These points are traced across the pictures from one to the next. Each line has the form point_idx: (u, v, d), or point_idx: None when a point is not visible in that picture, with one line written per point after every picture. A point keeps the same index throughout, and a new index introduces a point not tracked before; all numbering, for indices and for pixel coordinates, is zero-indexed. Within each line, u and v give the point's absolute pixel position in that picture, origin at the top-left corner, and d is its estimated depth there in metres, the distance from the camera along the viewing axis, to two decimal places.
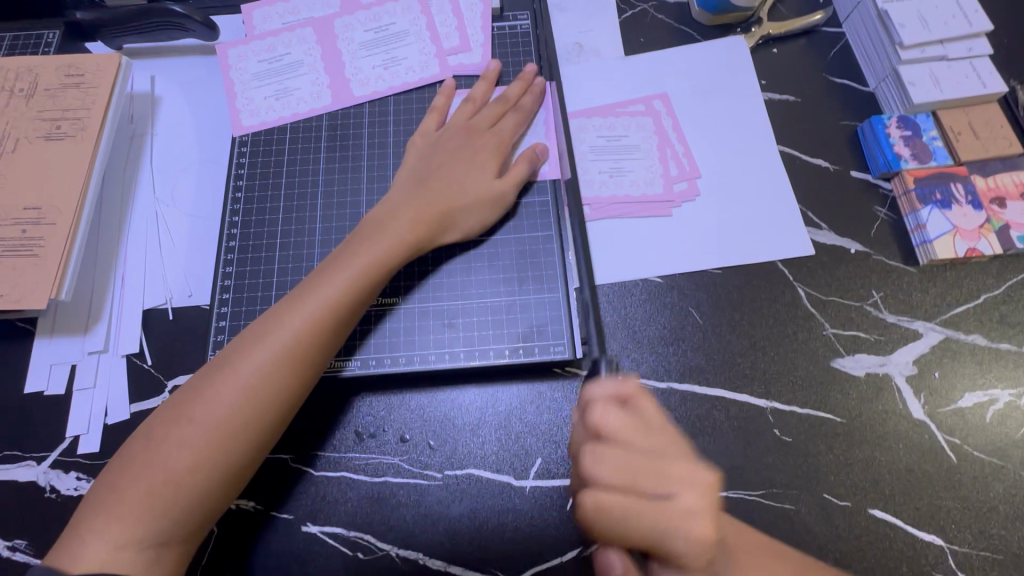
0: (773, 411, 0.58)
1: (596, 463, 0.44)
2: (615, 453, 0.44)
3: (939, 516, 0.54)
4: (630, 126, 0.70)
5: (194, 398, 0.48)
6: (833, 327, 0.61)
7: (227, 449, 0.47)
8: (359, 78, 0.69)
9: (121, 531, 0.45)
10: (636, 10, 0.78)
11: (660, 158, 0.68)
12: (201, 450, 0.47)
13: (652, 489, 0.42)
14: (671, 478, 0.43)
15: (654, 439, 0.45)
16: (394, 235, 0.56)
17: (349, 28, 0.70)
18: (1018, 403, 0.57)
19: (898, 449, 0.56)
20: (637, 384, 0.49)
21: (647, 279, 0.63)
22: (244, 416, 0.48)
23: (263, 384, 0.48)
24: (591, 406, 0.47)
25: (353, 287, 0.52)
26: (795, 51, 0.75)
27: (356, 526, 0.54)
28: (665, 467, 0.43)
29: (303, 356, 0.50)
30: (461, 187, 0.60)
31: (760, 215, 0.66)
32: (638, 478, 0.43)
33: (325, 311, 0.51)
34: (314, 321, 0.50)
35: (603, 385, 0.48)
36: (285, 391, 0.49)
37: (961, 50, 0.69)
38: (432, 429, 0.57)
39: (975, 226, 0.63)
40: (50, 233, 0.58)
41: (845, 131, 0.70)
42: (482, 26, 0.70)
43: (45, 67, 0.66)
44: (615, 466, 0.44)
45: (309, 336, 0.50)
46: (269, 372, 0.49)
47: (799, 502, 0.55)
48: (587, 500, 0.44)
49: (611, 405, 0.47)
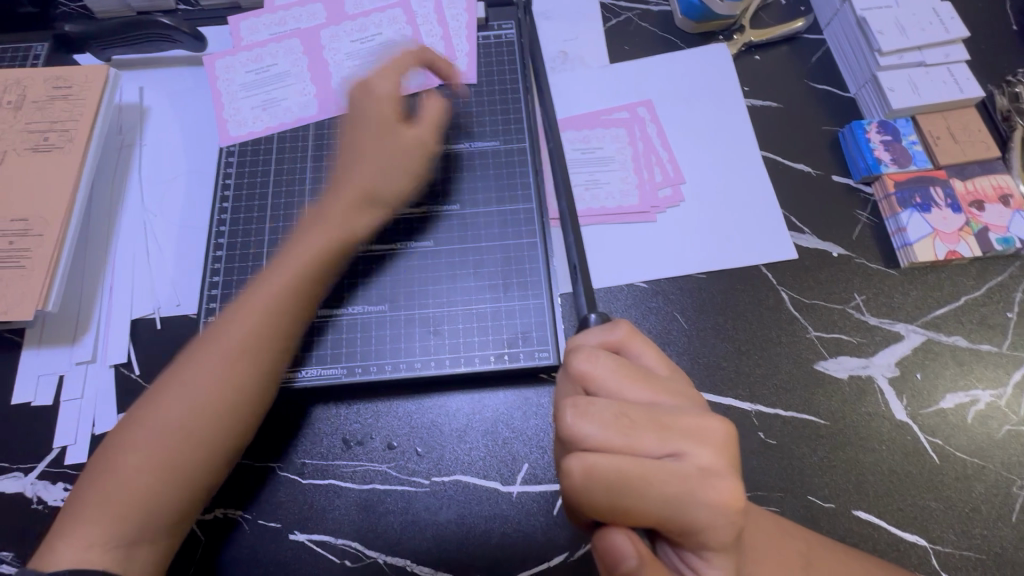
0: (758, 415, 0.58)
1: (584, 422, 0.37)
2: (606, 408, 0.38)
3: (922, 517, 0.54)
4: (604, 139, 0.70)
5: (150, 404, 0.49)
6: (816, 330, 0.62)
7: (174, 446, 0.48)
8: (346, 87, 0.69)
9: (81, 537, 0.45)
10: (620, 19, 0.79)
11: (635, 169, 0.69)
12: (151, 451, 0.48)
13: (650, 444, 0.37)
14: (672, 430, 0.37)
15: (655, 386, 0.40)
16: (326, 216, 0.58)
17: (336, 39, 0.71)
18: (998, 403, 0.58)
19: (881, 450, 0.57)
20: (629, 328, 0.43)
21: (632, 284, 0.64)
22: (193, 412, 0.49)
23: (208, 376, 0.50)
24: (578, 350, 0.41)
25: (288, 271, 0.54)
26: (777, 57, 0.76)
27: (344, 534, 0.54)
28: (666, 416, 0.38)
29: (241, 344, 0.51)
30: (375, 164, 0.60)
31: (745, 219, 0.67)
32: (633, 429, 0.37)
33: (263, 299, 0.53)
34: (252, 311, 0.52)
35: (592, 333, 0.43)
36: (229, 383, 0.50)
37: (939, 56, 0.70)
38: (418, 436, 0.58)
39: (955, 229, 0.64)
40: (37, 244, 0.58)
41: (826, 136, 0.71)
42: (467, 36, 0.71)
43: (33, 80, 0.67)
44: (607, 419, 0.37)
45: (249, 324, 0.52)
46: (213, 365, 0.50)
47: (784, 504, 0.55)
48: (574, 467, 0.37)
49: (602, 352, 0.40)
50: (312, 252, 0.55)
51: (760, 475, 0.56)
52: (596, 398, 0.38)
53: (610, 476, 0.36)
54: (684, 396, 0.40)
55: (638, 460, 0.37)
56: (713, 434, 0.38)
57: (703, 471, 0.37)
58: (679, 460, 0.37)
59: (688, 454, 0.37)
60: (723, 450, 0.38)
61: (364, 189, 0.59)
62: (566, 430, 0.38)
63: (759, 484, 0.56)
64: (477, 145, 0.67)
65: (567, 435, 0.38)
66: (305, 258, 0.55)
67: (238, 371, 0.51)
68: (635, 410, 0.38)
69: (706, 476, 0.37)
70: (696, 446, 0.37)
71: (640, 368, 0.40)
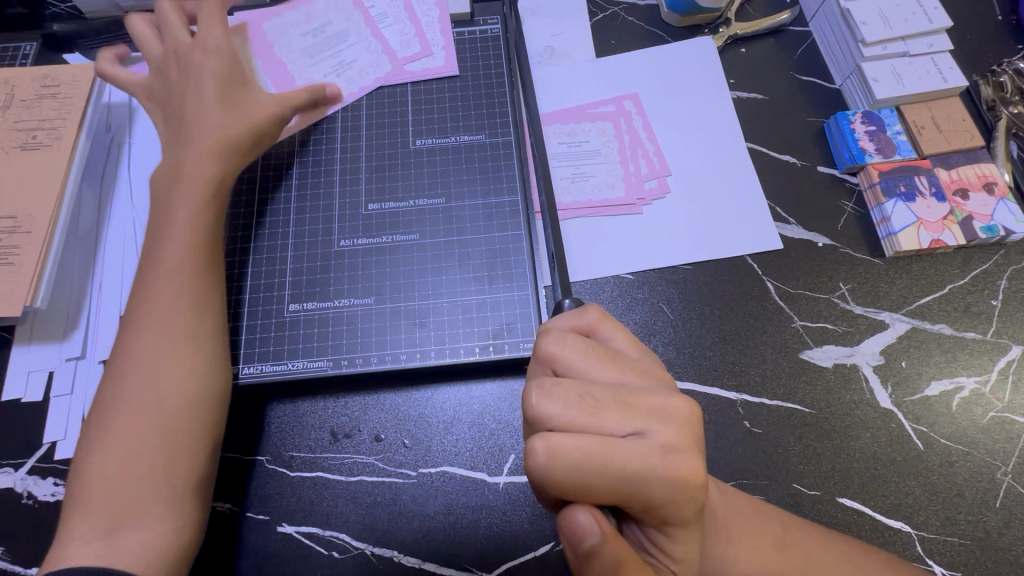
0: (743, 403, 0.58)
1: (548, 401, 0.39)
2: (570, 387, 0.39)
3: (906, 503, 0.55)
4: (591, 132, 0.71)
5: (106, 405, 0.50)
6: (801, 320, 0.62)
7: (138, 426, 0.49)
8: (304, 78, 0.68)
9: (82, 538, 0.46)
10: (607, 14, 0.79)
11: (620, 161, 0.69)
12: (117, 443, 0.48)
13: (613, 422, 0.38)
14: (634, 408, 0.39)
15: (620, 366, 0.41)
16: (189, 178, 0.57)
17: (284, 31, 0.69)
18: (982, 390, 0.58)
19: (865, 438, 0.57)
20: (598, 312, 0.45)
21: (618, 276, 0.64)
22: (147, 396, 0.50)
23: (141, 353, 0.51)
24: (547, 335, 0.43)
25: (183, 237, 0.55)
26: (762, 50, 0.76)
27: (333, 525, 0.55)
28: (629, 395, 0.39)
29: (166, 315, 0.52)
30: (233, 109, 0.60)
31: (730, 211, 0.67)
32: (596, 408, 0.39)
33: (177, 269, 0.54)
34: (168, 283, 0.53)
35: (563, 318, 0.45)
36: (170, 353, 0.51)
37: (922, 46, 0.70)
38: (405, 428, 0.58)
39: (939, 218, 0.64)
40: (25, 241, 0.59)
41: (811, 128, 0.72)
42: (441, 30, 0.72)
43: (22, 79, 0.67)
44: (570, 399, 0.39)
45: (165, 295, 0.53)
46: (141, 343, 0.51)
47: (769, 492, 0.55)
48: (537, 446, 0.37)
49: (569, 335, 0.42)
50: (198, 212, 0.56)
51: (745, 464, 0.56)
52: (562, 379, 0.40)
53: (575, 454, 0.37)
54: (648, 375, 0.42)
55: (602, 437, 0.38)
56: (677, 413, 0.39)
57: (664, 448, 0.38)
58: (643, 437, 0.38)
59: (649, 432, 0.38)
60: (685, 430, 0.39)
61: (220, 147, 0.59)
62: (532, 411, 0.39)
63: (744, 472, 0.56)
64: (463, 139, 0.67)
65: (534, 416, 0.39)
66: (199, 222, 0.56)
67: (169, 337, 0.51)
68: (598, 389, 0.39)
69: (666, 453, 0.38)
70: (658, 424, 0.39)
71: (607, 350, 0.42)
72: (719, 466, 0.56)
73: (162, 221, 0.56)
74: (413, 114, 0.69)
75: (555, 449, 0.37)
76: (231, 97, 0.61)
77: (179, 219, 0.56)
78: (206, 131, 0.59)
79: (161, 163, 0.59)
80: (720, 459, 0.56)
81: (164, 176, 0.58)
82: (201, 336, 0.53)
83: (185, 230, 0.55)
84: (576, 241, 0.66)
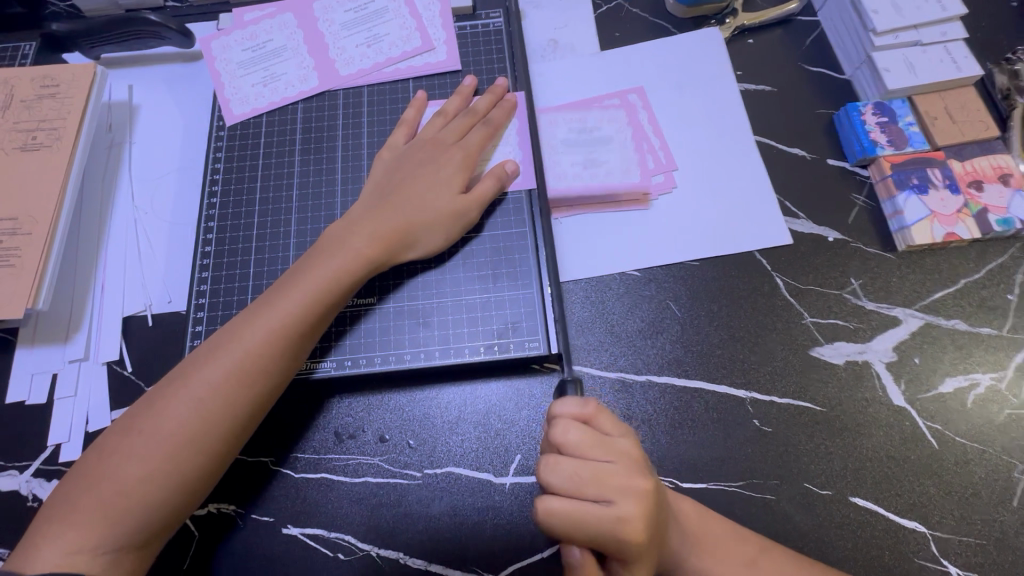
0: (753, 402, 0.57)
1: (546, 474, 0.43)
2: (565, 465, 0.43)
3: (921, 503, 0.54)
4: (602, 116, 0.69)
5: (148, 411, 0.49)
6: (812, 316, 0.61)
7: (178, 453, 0.48)
8: (343, 57, 0.69)
9: (75, 535, 0.45)
10: (611, 5, 0.78)
11: (635, 145, 0.67)
12: (149, 458, 0.47)
13: (591, 495, 0.43)
14: (609, 486, 0.42)
15: (608, 449, 0.44)
16: (349, 251, 0.55)
17: (329, 11, 0.71)
18: (998, 387, 0.57)
19: (877, 437, 0.56)
20: (599, 402, 0.46)
21: (624, 274, 0.63)
22: (193, 431, 0.48)
23: (212, 385, 0.49)
24: (553, 421, 0.45)
25: (304, 302, 0.52)
26: (771, 41, 0.75)
27: (337, 527, 0.54)
28: (607, 475, 0.42)
29: (258, 367, 0.50)
30: (421, 204, 0.58)
31: (738, 208, 0.66)
32: (582, 486, 0.42)
33: (272, 332, 0.51)
34: (258, 338, 0.51)
35: (570, 400, 0.46)
36: (238, 399, 0.49)
37: (936, 34, 0.68)
38: (411, 428, 0.57)
39: (953, 210, 0.62)
40: (25, 243, 0.58)
41: (821, 120, 0.70)
42: (442, 25, 0.70)
43: (21, 80, 0.66)
44: (563, 475, 0.43)
45: (263, 345, 0.51)
46: (221, 376, 0.49)
47: (779, 492, 0.54)
48: (533, 509, 0.43)
49: (573, 423, 0.44)
50: (335, 289, 0.54)
51: (755, 463, 0.55)
52: (560, 459, 0.44)
53: (560, 519, 0.42)
54: (629, 457, 0.44)
55: (581, 510, 0.42)
56: (640, 491, 0.42)
57: (624, 521, 0.42)
58: (612, 511, 0.42)
59: (618, 504, 0.42)
60: (647, 505, 0.42)
61: (391, 245, 0.56)
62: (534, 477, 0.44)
63: (754, 472, 0.55)
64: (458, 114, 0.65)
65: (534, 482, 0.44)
66: (312, 292, 0.53)
67: (248, 383, 0.50)
68: (586, 469, 0.43)
69: (624, 523, 0.42)
70: (624, 499, 0.42)
71: (600, 436, 0.44)
72: (730, 464, 0.55)
73: (302, 281, 0.53)
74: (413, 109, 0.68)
75: (547, 511, 0.42)
76: (438, 196, 0.59)
77: (308, 289, 0.53)
78: (391, 221, 0.57)
79: (340, 223, 0.57)
80: (731, 459, 0.55)
81: (333, 243, 0.56)
82: (274, 390, 0.51)
83: (310, 297, 0.52)
84: (578, 237, 0.65)
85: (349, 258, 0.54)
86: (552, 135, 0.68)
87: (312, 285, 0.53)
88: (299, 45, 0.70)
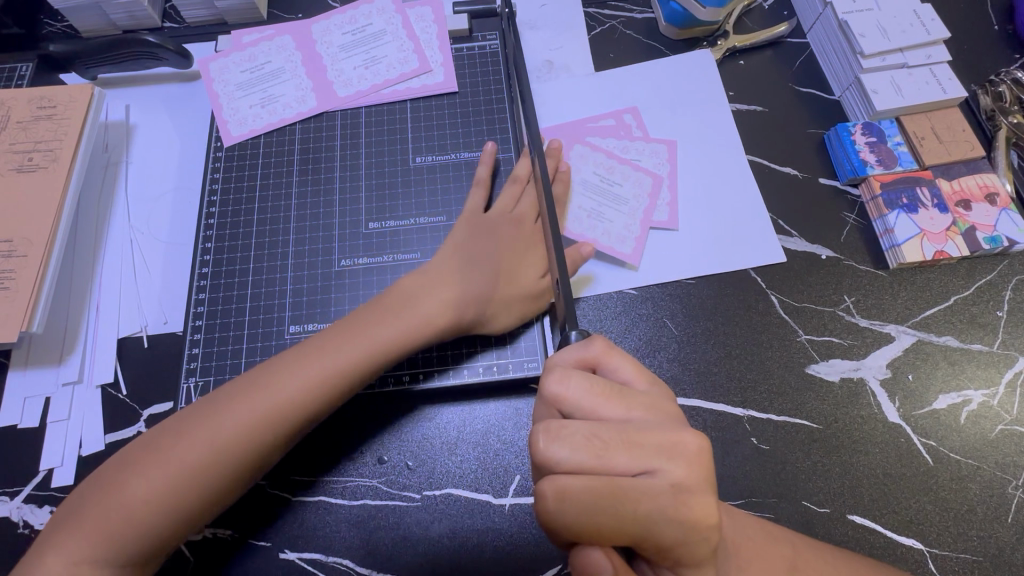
0: (750, 420, 0.58)
1: (555, 446, 0.36)
2: (578, 430, 0.36)
3: (918, 520, 0.54)
4: (644, 151, 0.70)
5: (175, 438, 0.48)
6: (807, 333, 0.61)
7: (203, 482, 0.47)
8: (341, 79, 0.70)
9: (89, 546, 0.45)
10: (605, 27, 0.79)
11: (668, 186, 0.68)
12: (172, 483, 0.47)
13: (622, 462, 0.36)
14: (642, 447, 0.36)
15: (629, 401, 0.38)
16: (416, 314, 0.54)
17: (328, 33, 0.72)
18: (990, 403, 0.58)
19: (874, 453, 0.56)
20: (604, 342, 0.41)
21: (621, 292, 0.64)
22: (216, 467, 0.47)
23: (247, 423, 0.48)
24: (550, 372, 0.39)
25: (362, 355, 0.52)
26: (761, 62, 0.76)
27: (335, 551, 0.54)
28: (636, 433, 0.36)
29: (297, 415, 0.50)
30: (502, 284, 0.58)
31: (734, 225, 0.67)
32: (606, 450, 0.36)
33: (320, 385, 0.50)
34: (303, 387, 0.50)
35: (569, 350, 0.41)
36: (268, 443, 0.49)
37: (921, 57, 0.70)
38: (409, 449, 0.57)
39: (942, 229, 0.64)
40: (21, 265, 0.58)
41: (811, 139, 0.71)
42: (440, 47, 0.71)
43: (17, 101, 0.66)
44: (578, 441, 0.36)
45: (306, 390, 0.50)
46: (257, 416, 0.49)
47: (779, 510, 0.54)
48: (546, 489, 0.35)
49: (573, 373, 0.39)
50: (389, 347, 0.53)
51: (755, 481, 0.55)
52: (568, 421, 0.37)
53: (583, 496, 0.35)
54: (657, 410, 0.38)
55: (611, 480, 0.35)
56: (687, 447, 0.36)
57: (675, 488, 0.35)
58: (651, 478, 0.36)
59: (660, 470, 0.36)
60: (697, 466, 0.36)
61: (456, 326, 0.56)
62: (539, 455, 0.36)
63: (753, 491, 0.55)
64: (463, 155, 0.67)
65: (542, 460, 0.36)
66: (366, 348, 0.52)
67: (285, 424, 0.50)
68: (607, 430, 0.36)
69: (677, 493, 0.36)
70: (667, 461, 0.36)
71: (614, 385, 0.39)
72: (729, 484, 0.55)
73: (358, 333, 0.53)
74: (412, 131, 0.68)
75: (563, 482, 0.35)
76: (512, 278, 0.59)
77: (356, 345, 0.52)
78: (465, 292, 0.56)
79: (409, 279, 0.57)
80: (730, 478, 0.56)
81: (400, 298, 0.55)
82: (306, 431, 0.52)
83: (364, 350, 0.52)
84: None
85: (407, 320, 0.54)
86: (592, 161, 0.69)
87: (370, 341, 0.52)
88: (297, 67, 0.70)
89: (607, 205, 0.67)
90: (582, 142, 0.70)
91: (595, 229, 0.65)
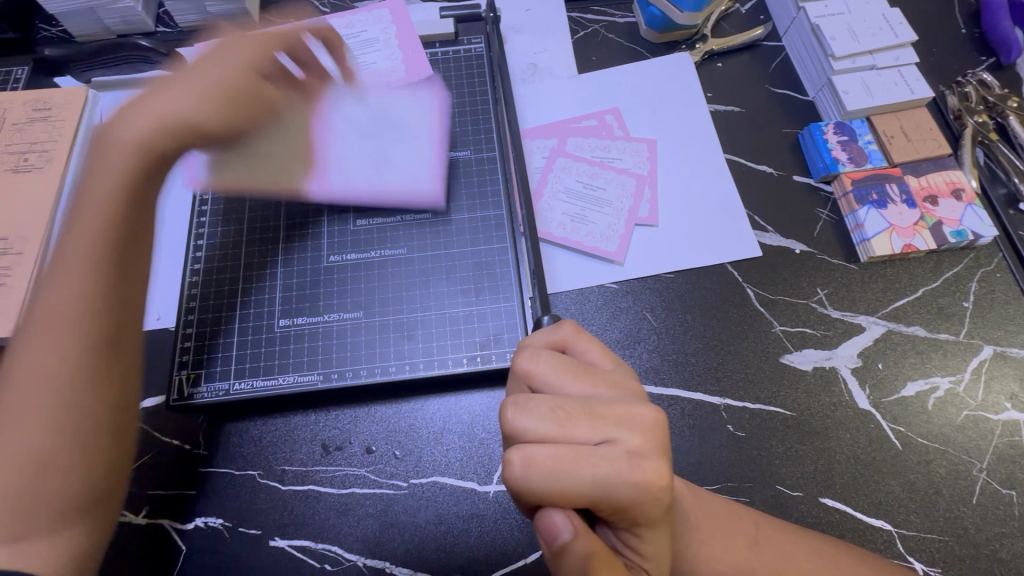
0: (726, 408, 0.60)
1: (523, 416, 0.38)
2: (543, 402, 0.39)
3: (886, 502, 0.56)
4: (625, 151, 0.72)
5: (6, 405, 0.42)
6: (782, 325, 0.64)
7: (68, 407, 0.43)
8: None
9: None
10: (587, 31, 0.82)
11: (647, 183, 0.70)
12: (20, 451, 0.41)
13: (585, 432, 0.38)
14: (603, 417, 0.38)
15: (593, 378, 0.41)
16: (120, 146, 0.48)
17: None
18: (956, 390, 0.60)
19: (845, 439, 0.58)
20: (574, 327, 0.45)
21: (604, 286, 0.66)
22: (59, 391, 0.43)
23: (74, 342, 0.44)
24: (523, 352, 0.42)
25: (105, 206, 0.47)
26: (738, 65, 0.79)
27: (325, 538, 0.55)
28: (600, 406, 0.39)
29: (91, 267, 0.45)
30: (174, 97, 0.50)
31: (712, 221, 0.69)
32: (570, 420, 0.38)
33: (81, 247, 0.46)
34: (68, 272, 0.45)
35: (540, 334, 0.45)
36: (90, 338, 0.44)
37: (890, 59, 0.73)
38: (397, 439, 0.59)
39: (910, 223, 0.66)
40: (17, 262, 0.60)
41: (787, 139, 0.74)
42: (408, 48, 0.73)
43: (13, 103, 0.68)
44: (543, 412, 0.38)
45: (105, 257, 0.46)
46: (77, 291, 0.45)
47: (752, 495, 0.56)
48: (514, 456, 0.37)
49: (543, 351, 0.42)
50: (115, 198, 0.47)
51: (730, 467, 0.57)
52: (535, 395, 0.40)
53: (549, 463, 0.37)
54: (622, 388, 0.41)
55: (574, 448, 0.37)
56: (645, 420, 0.38)
57: (631, 454, 0.37)
58: (611, 445, 0.37)
59: (620, 439, 0.38)
60: (653, 437, 0.38)
61: (161, 120, 0.49)
62: (508, 426, 0.39)
63: (729, 476, 0.57)
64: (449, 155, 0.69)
65: (511, 431, 0.39)
66: (110, 186, 0.47)
67: (103, 249, 0.46)
68: (570, 403, 0.39)
69: (633, 458, 0.37)
70: (627, 431, 0.38)
71: (581, 365, 0.42)
72: (706, 470, 0.57)
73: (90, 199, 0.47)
74: None
75: (529, 450, 0.37)
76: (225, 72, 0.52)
77: (96, 216, 0.46)
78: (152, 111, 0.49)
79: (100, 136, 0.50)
80: (707, 463, 0.57)
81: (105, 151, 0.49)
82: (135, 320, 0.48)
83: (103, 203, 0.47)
84: (561, 253, 0.67)
85: (110, 178, 0.47)
86: (575, 159, 0.71)
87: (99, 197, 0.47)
88: None
89: (591, 208, 0.69)
90: (564, 142, 0.73)
91: (579, 232, 0.67)
